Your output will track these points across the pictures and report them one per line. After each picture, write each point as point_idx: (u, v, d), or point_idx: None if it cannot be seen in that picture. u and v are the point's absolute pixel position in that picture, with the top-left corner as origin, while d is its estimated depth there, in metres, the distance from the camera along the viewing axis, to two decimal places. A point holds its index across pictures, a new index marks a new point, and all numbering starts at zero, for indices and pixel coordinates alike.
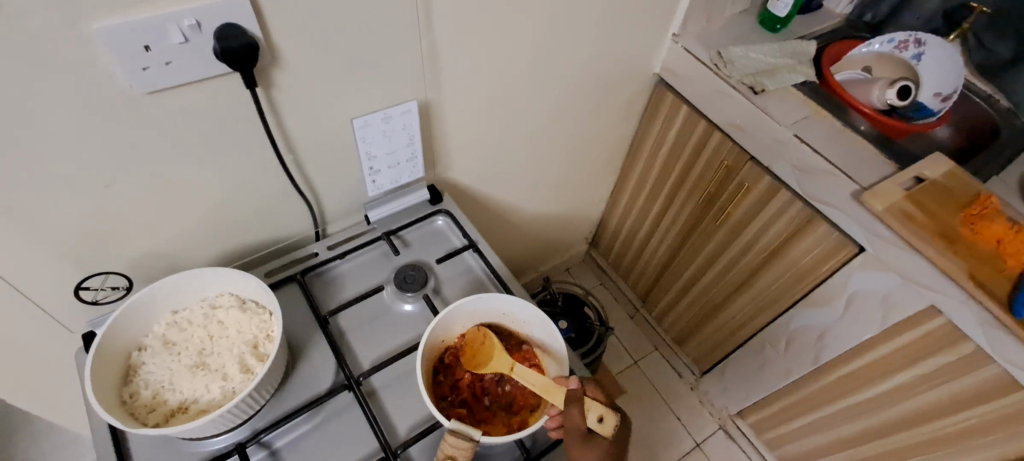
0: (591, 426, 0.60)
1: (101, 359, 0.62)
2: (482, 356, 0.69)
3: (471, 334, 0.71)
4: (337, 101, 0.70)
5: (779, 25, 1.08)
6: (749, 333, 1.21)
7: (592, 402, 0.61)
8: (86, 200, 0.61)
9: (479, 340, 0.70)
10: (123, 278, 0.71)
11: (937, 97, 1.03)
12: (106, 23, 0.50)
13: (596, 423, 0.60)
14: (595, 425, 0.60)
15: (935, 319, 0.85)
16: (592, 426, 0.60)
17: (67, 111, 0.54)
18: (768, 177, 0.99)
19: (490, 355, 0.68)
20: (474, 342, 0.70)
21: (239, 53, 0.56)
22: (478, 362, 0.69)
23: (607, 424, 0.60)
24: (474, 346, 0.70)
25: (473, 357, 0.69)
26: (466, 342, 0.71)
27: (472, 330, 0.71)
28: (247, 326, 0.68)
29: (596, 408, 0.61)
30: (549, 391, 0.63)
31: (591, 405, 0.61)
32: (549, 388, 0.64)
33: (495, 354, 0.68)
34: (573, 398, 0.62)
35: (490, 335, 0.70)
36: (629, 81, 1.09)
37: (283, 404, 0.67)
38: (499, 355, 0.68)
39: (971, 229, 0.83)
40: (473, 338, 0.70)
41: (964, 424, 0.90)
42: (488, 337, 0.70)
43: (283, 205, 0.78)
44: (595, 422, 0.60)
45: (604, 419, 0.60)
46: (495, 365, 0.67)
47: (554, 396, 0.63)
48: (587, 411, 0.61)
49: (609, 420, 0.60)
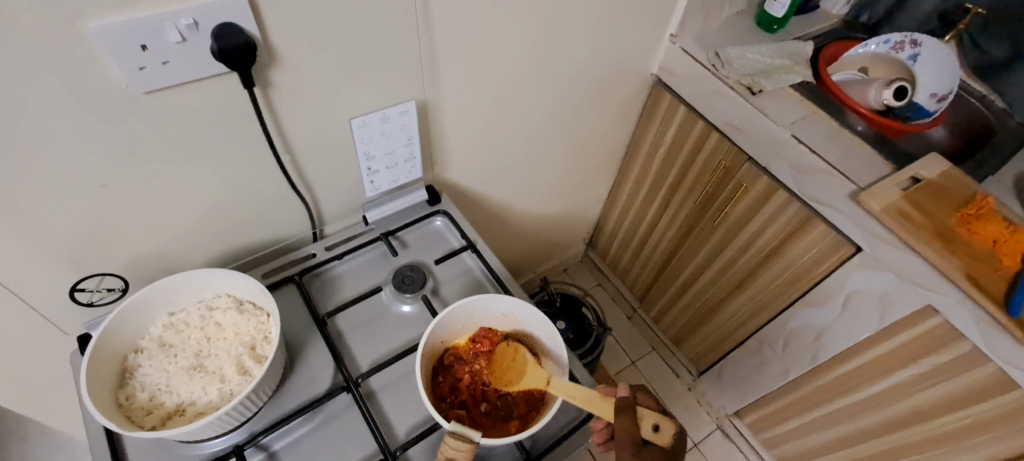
0: (645, 434, 0.60)
1: (97, 361, 0.62)
2: (513, 373, 0.68)
3: (502, 349, 0.71)
4: (336, 101, 0.70)
5: (776, 26, 1.08)
6: (746, 333, 1.21)
7: (646, 411, 0.61)
8: (82, 201, 0.60)
9: (509, 356, 0.70)
10: (119, 279, 0.71)
11: (933, 97, 1.04)
12: (103, 23, 0.50)
13: (651, 432, 0.61)
14: (651, 434, 0.60)
15: (932, 318, 0.86)
16: (647, 435, 0.60)
17: (64, 112, 0.53)
18: (765, 177, 0.99)
19: (523, 372, 0.68)
20: (505, 359, 0.70)
21: (238, 53, 0.56)
22: (509, 379, 0.68)
23: (663, 433, 0.61)
24: (504, 363, 0.70)
25: (504, 372, 0.69)
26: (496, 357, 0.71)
27: (502, 347, 0.71)
28: (245, 328, 0.68)
29: (650, 417, 0.61)
30: (595, 404, 0.62)
31: (645, 414, 0.61)
32: (593, 400, 0.62)
33: (528, 370, 0.68)
34: (624, 407, 0.61)
35: (522, 350, 0.70)
36: (627, 82, 1.09)
37: (281, 405, 0.67)
38: (532, 369, 0.68)
39: (968, 229, 0.83)
40: (505, 351, 0.71)
41: (961, 423, 0.91)
42: (519, 352, 0.70)
43: (281, 206, 0.78)
44: (649, 430, 0.61)
45: (659, 428, 0.61)
46: (529, 381, 0.67)
47: (602, 407, 0.62)
48: (642, 419, 0.61)
49: (665, 429, 0.61)
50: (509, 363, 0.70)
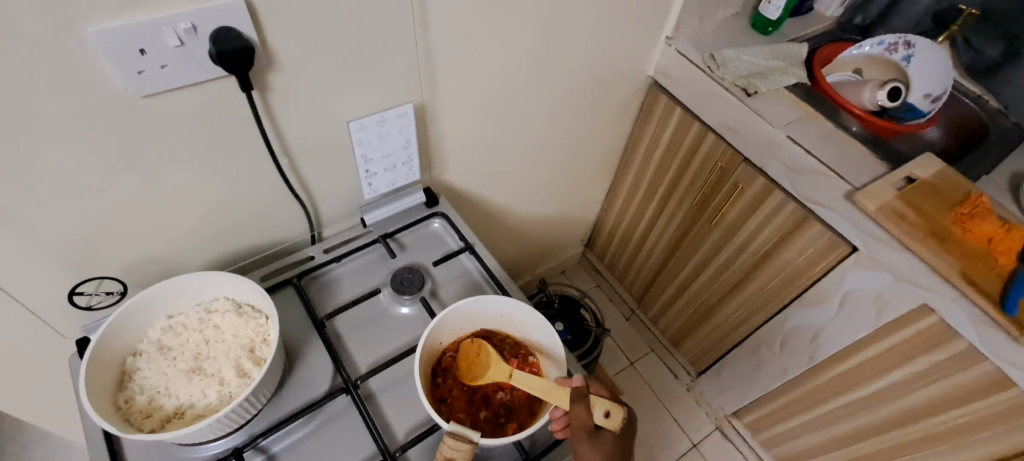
0: (597, 421, 0.61)
1: (96, 364, 0.62)
2: (478, 368, 0.69)
3: (466, 346, 0.71)
4: (333, 105, 0.70)
5: (771, 28, 1.09)
6: (744, 333, 1.21)
7: (598, 397, 0.62)
8: (79, 204, 0.61)
9: (474, 352, 0.70)
10: (117, 282, 0.71)
11: (927, 98, 1.04)
12: (101, 27, 0.50)
13: (604, 418, 0.61)
14: (602, 420, 0.61)
15: (927, 317, 0.86)
16: (599, 421, 0.61)
17: (64, 116, 0.53)
18: (761, 177, 0.99)
19: (488, 365, 0.68)
20: (469, 355, 0.70)
21: (235, 56, 0.56)
22: (476, 373, 0.69)
23: (614, 418, 0.61)
24: (469, 359, 0.70)
25: (470, 368, 0.69)
26: (461, 354, 0.71)
27: (466, 344, 0.71)
28: (244, 330, 0.68)
29: (602, 403, 0.61)
30: (550, 393, 0.63)
31: (598, 401, 0.61)
32: (550, 391, 0.63)
33: (492, 363, 0.68)
34: (577, 395, 0.62)
35: (485, 345, 0.70)
36: (624, 83, 1.10)
37: (280, 408, 0.67)
38: (496, 363, 0.68)
39: (962, 228, 0.84)
40: (470, 356, 0.70)
41: (958, 421, 0.91)
42: (482, 346, 0.70)
43: (279, 209, 0.78)
44: (602, 416, 0.61)
45: (610, 414, 0.61)
46: (493, 375, 0.67)
47: (558, 397, 0.63)
48: (593, 406, 0.61)
49: (617, 415, 0.61)
50: (471, 367, 0.69)
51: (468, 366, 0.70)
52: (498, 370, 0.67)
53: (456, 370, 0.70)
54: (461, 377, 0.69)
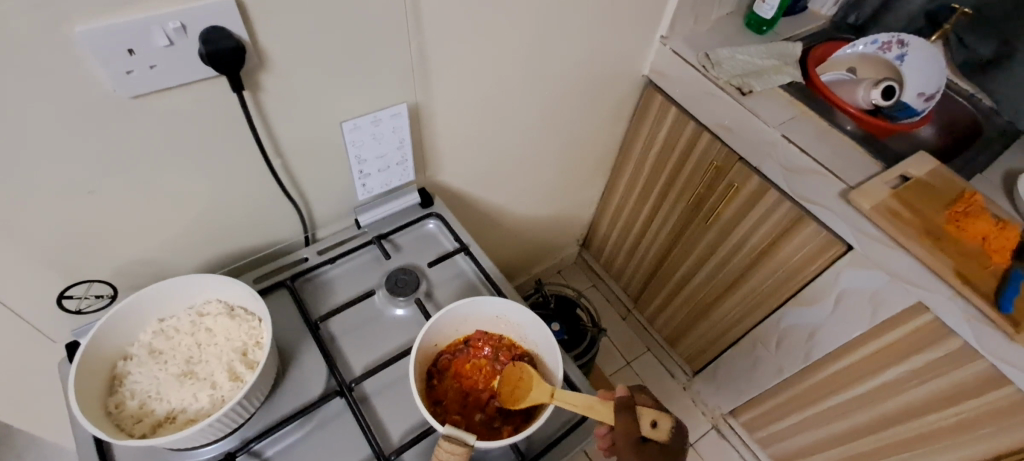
0: (644, 432, 0.60)
1: (85, 368, 0.61)
2: (520, 392, 0.64)
3: (510, 369, 0.67)
4: (326, 105, 0.70)
5: (765, 27, 1.09)
6: (740, 332, 1.21)
7: (645, 408, 0.61)
8: (68, 207, 0.60)
9: (516, 375, 0.66)
10: (107, 285, 0.70)
11: (921, 96, 1.06)
12: (88, 27, 0.49)
13: (651, 428, 0.60)
14: (649, 430, 0.60)
15: (922, 315, 0.86)
16: (646, 432, 0.60)
17: (50, 117, 0.53)
18: (756, 177, 1.00)
19: (529, 387, 0.64)
20: (513, 377, 0.66)
21: (226, 56, 0.55)
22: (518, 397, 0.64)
23: (661, 428, 0.61)
24: (512, 382, 0.66)
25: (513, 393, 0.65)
26: (506, 377, 0.67)
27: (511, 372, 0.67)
28: (237, 333, 0.67)
29: (649, 413, 0.61)
30: (593, 408, 0.61)
31: (643, 411, 0.61)
32: (592, 405, 0.62)
33: (534, 385, 0.63)
34: (622, 407, 0.61)
35: (527, 367, 0.65)
36: (619, 82, 1.09)
37: (273, 411, 0.66)
38: (539, 385, 0.63)
39: (958, 227, 0.84)
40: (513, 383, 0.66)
41: (953, 419, 0.91)
42: (522, 368, 0.66)
43: (272, 211, 0.77)
44: (649, 427, 0.60)
45: (657, 424, 0.61)
46: (536, 396, 0.63)
47: (602, 412, 0.61)
48: (640, 417, 0.60)
49: (664, 424, 0.61)
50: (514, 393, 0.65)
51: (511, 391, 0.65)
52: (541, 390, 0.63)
53: (501, 394, 0.66)
54: (507, 402, 0.65)
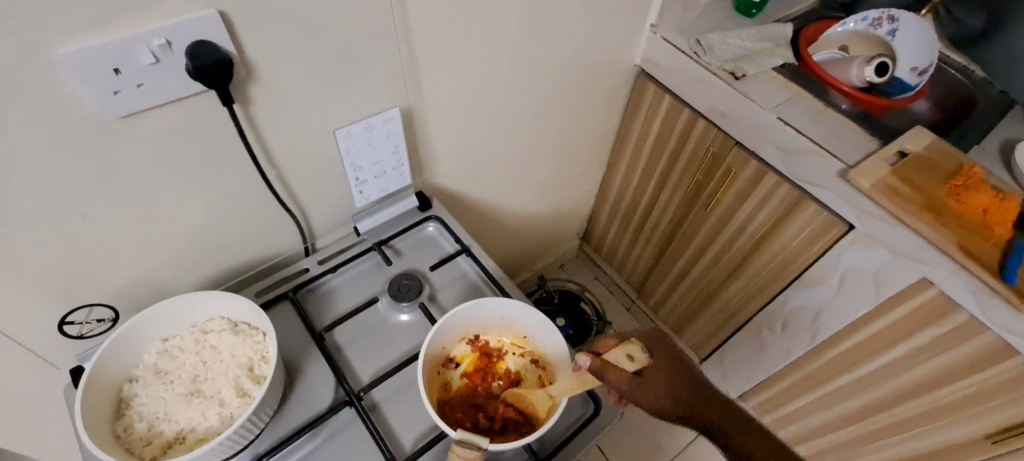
0: (628, 367, 0.57)
1: (91, 393, 0.60)
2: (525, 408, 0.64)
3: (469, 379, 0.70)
4: (316, 114, 0.69)
5: (755, 10, 1.08)
6: (745, 316, 1.21)
7: (611, 351, 0.58)
8: (63, 233, 0.59)
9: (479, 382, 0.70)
10: (108, 309, 0.69)
11: (914, 71, 1.04)
12: (72, 48, 0.48)
13: (629, 362, 0.58)
14: (630, 364, 0.57)
15: (927, 291, 0.86)
16: (629, 366, 0.57)
17: (40, 143, 0.52)
18: (754, 161, 0.99)
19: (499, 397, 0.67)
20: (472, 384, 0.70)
21: (213, 70, 0.54)
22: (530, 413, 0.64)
23: (636, 359, 0.58)
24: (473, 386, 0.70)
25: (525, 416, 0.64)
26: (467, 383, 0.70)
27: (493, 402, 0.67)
28: (241, 349, 0.67)
29: (619, 351, 0.58)
30: (579, 382, 0.58)
31: (614, 353, 0.58)
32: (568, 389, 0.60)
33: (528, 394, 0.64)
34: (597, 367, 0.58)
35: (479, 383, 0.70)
36: (611, 74, 1.09)
37: (283, 425, 0.66)
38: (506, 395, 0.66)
39: (957, 201, 0.84)
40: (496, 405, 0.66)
41: (964, 393, 0.91)
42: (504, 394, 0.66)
43: (270, 223, 0.77)
44: (626, 361, 0.58)
45: (633, 354, 0.58)
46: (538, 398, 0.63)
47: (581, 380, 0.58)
48: (614, 357, 0.58)
49: (637, 354, 0.58)
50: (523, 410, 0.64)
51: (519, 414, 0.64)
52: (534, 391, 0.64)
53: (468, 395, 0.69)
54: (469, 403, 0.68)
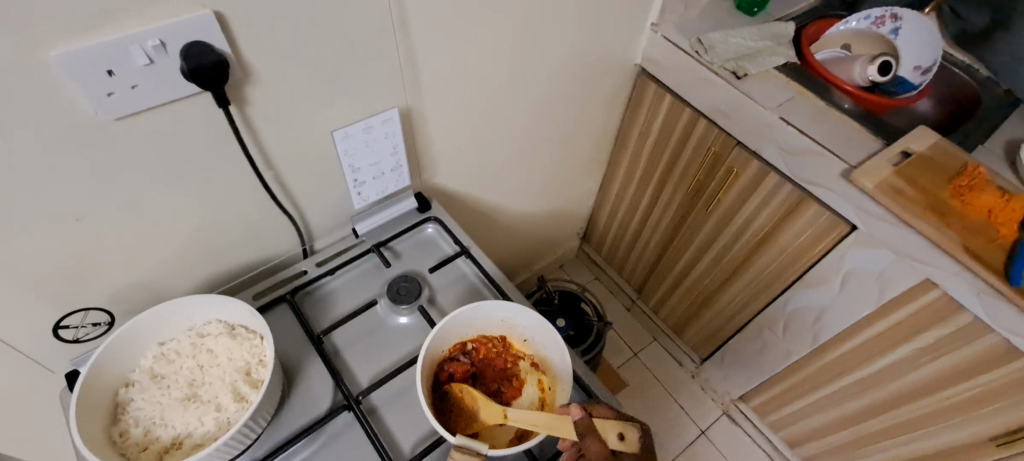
0: (612, 445, 0.56)
1: (86, 398, 0.59)
2: (468, 415, 0.64)
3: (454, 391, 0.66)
4: (314, 115, 0.68)
5: (756, 8, 1.08)
6: (747, 317, 1.20)
7: (607, 422, 0.57)
8: (57, 236, 0.58)
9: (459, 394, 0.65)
10: (104, 312, 0.69)
11: (917, 70, 1.03)
12: (64, 50, 0.47)
13: (617, 441, 0.56)
14: (618, 443, 0.56)
15: (931, 292, 0.85)
16: (614, 445, 0.56)
17: (33, 146, 0.51)
18: (755, 160, 0.98)
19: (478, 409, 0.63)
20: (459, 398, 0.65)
21: (208, 71, 0.54)
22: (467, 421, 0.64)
23: (629, 440, 0.57)
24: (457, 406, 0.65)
25: (460, 415, 0.64)
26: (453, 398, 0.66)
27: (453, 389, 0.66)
28: (238, 353, 0.66)
29: (612, 426, 0.57)
30: (552, 426, 0.58)
31: (607, 425, 0.57)
32: (550, 423, 0.59)
33: (482, 407, 0.63)
34: (583, 428, 0.57)
35: (465, 386, 0.65)
36: (612, 73, 1.08)
37: (281, 429, 0.66)
38: (487, 405, 0.63)
39: (962, 201, 0.83)
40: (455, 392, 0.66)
41: (967, 394, 0.90)
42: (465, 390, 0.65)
43: (267, 225, 0.76)
44: (615, 439, 0.56)
45: (624, 435, 0.57)
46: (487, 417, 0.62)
47: (562, 429, 0.58)
48: (605, 433, 0.56)
49: (631, 435, 0.57)
50: (463, 405, 0.65)
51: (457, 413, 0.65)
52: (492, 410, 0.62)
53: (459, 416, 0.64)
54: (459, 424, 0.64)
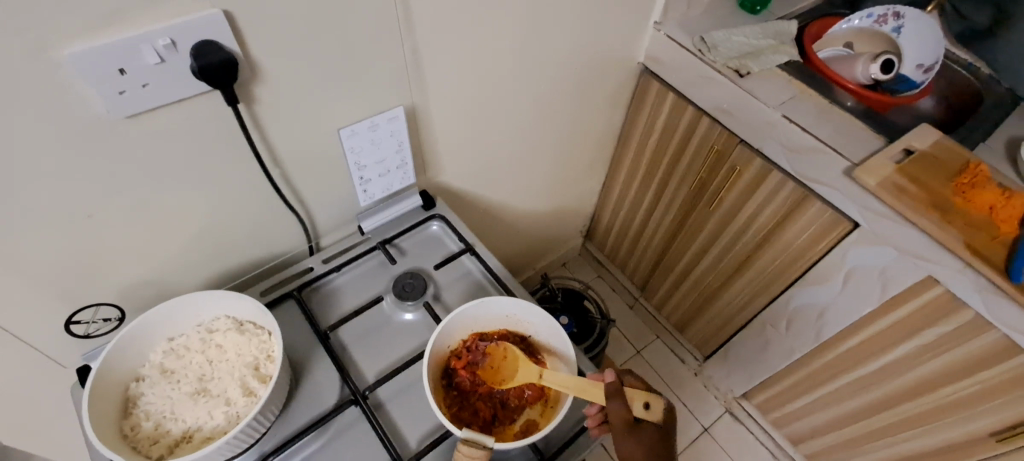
0: (637, 413, 0.60)
1: (98, 392, 0.60)
2: (506, 372, 0.69)
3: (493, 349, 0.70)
4: (321, 113, 0.69)
5: (759, 7, 1.08)
6: (750, 314, 1.21)
7: (635, 391, 0.61)
8: (69, 232, 0.59)
9: (500, 354, 0.70)
10: (114, 308, 0.70)
11: (920, 68, 1.05)
12: (77, 48, 0.48)
13: (643, 410, 0.60)
14: (642, 412, 0.60)
15: (933, 289, 0.86)
16: (639, 413, 0.60)
17: (46, 143, 0.52)
18: (758, 159, 0.99)
19: (518, 367, 0.68)
20: (496, 356, 0.70)
21: (218, 69, 0.54)
22: (504, 378, 0.69)
23: (653, 411, 0.61)
24: (496, 361, 0.70)
25: (498, 373, 0.69)
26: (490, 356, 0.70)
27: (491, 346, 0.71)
28: (247, 348, 0.67)
29: (640, 395, 0.61)
30: (586, 390, 0.61)
31: (635, 394, 0.61)
32: (584, 387, 0.62)
33: (521, 366, 0.68)
34: (612, 391, 0.60)
35: (511, 347, 0.70)
36: (615, 71, 1.09)
37: (289, 423, 0.66)
38: (525, 365, 0.67)
39: (963, 198, 0.83)
40: (494, 351, 0.70)
41: (969, 391, 0.91)
42: (509, 350, 0.69)
43: (275, 223, 0.77)
44: (641, 408, 0.60)
45: (650, 405, 0.61)
46: (522, 377, 0.67)
47: (593, 394, 0.61)
48: (632, 400, 0.60)
49: (656, 406, 0.61)
50: (503, 363, 0.69)
51: (494, 369, 0.70)
52: (530, 371, 0.66)
53: (486, 371, 0.69)
54: (490, 379, 0.69)
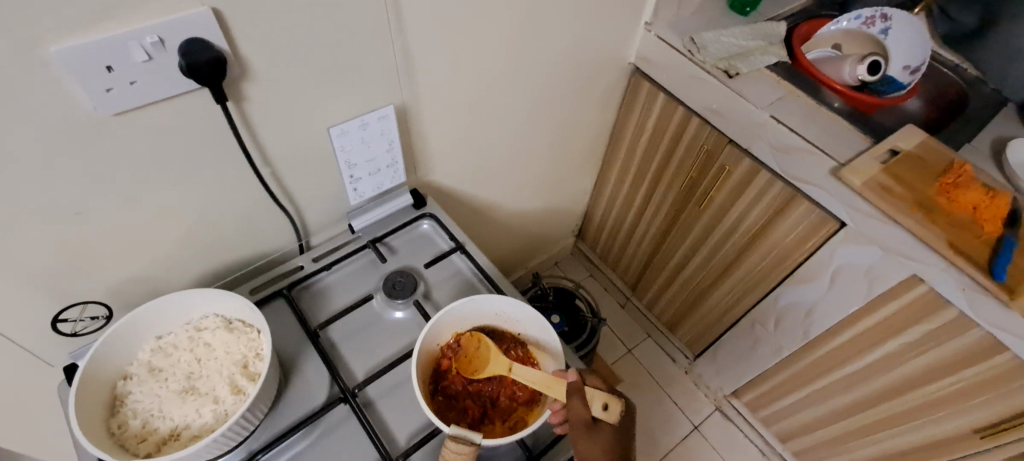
0: (594, 414, 0.60)
1: (85, 390, 0.60)
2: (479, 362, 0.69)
3: (466, 341, 0.71)
4: (311, 111, 0.69)
5: (748, 8, 1.09)
6: (739, 312, 1.22)
7: (595, 391, 0.61)
8: (56, 230, 0.59)
9: (473, 347, 0.70)
10: (102, 306, 0.69)
11: (906, 69, 1.06)
12: (64, 46, 0.48)
13: (601, 411, 0.60)
14: (600, 413, 0.60)
15: (917, 287, 0.87)
16: (597, 414, 0.60)
17: (32, 141, 0.52)
18: (747, 158, 1.00)
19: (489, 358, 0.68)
20: (469, 348, 0.70)
21: (206, 68, 0.54)
22: (476, 367, 0.69)
23: (612, 412, 0.60)
24: (470, 354, 0.70)
25: (470, 362, 0.69)
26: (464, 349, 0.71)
27: (466, 339, 0.71)
28: (236, 346, 0.67)
29: (599, 396, 0.61)
30: (550, 387, 0.63)
31: (594, 394, 0.61)
32: (549, 383, 0.63)
33: (492, 357, 0.68)
34: (573, 389, 0.61)
35: (484, 339, 0.70)
36: (606, 71, 1.09)
37: (278, 422, 0.66)
38: (496, 357, 0.68)
39: (948, 198, 0.84)
40: (469, 342, 0.70)
41: (953, 389, 0.92)
42: (482, 341, 0.70)
43: (265, 221, 0.77)
44: (599, 409, 0.60)
45: (608, 407, 0.60)
46: (494, 368, 0.68)
47: (557, 390, 0.62)
48: (590, 400, 0.60)
49: (614, 408, 0.61)
50: (477, 354, 0.69)
51: (468, 360, 0.70)
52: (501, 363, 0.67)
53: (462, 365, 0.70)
54: (465, 371, 0.69)
